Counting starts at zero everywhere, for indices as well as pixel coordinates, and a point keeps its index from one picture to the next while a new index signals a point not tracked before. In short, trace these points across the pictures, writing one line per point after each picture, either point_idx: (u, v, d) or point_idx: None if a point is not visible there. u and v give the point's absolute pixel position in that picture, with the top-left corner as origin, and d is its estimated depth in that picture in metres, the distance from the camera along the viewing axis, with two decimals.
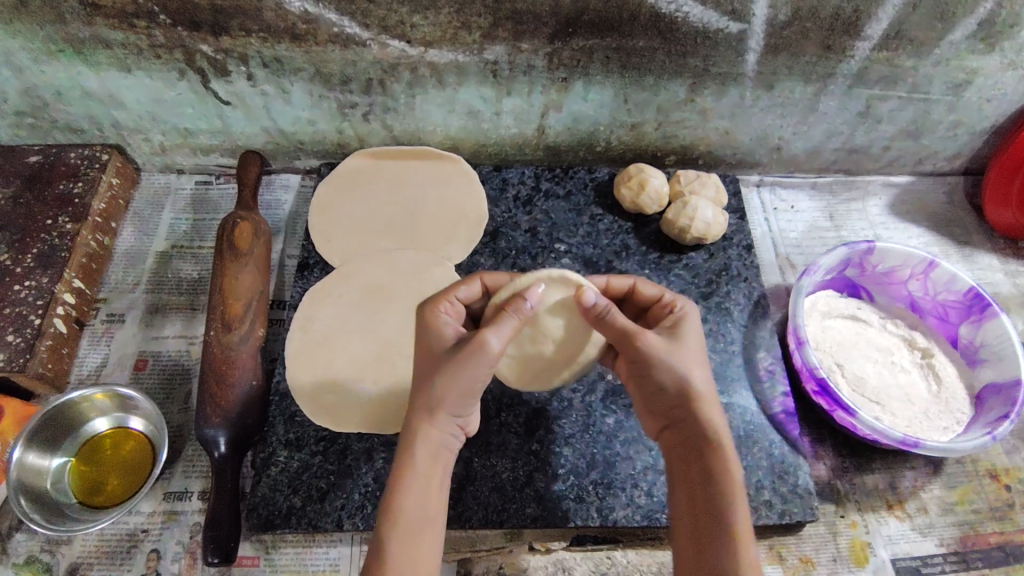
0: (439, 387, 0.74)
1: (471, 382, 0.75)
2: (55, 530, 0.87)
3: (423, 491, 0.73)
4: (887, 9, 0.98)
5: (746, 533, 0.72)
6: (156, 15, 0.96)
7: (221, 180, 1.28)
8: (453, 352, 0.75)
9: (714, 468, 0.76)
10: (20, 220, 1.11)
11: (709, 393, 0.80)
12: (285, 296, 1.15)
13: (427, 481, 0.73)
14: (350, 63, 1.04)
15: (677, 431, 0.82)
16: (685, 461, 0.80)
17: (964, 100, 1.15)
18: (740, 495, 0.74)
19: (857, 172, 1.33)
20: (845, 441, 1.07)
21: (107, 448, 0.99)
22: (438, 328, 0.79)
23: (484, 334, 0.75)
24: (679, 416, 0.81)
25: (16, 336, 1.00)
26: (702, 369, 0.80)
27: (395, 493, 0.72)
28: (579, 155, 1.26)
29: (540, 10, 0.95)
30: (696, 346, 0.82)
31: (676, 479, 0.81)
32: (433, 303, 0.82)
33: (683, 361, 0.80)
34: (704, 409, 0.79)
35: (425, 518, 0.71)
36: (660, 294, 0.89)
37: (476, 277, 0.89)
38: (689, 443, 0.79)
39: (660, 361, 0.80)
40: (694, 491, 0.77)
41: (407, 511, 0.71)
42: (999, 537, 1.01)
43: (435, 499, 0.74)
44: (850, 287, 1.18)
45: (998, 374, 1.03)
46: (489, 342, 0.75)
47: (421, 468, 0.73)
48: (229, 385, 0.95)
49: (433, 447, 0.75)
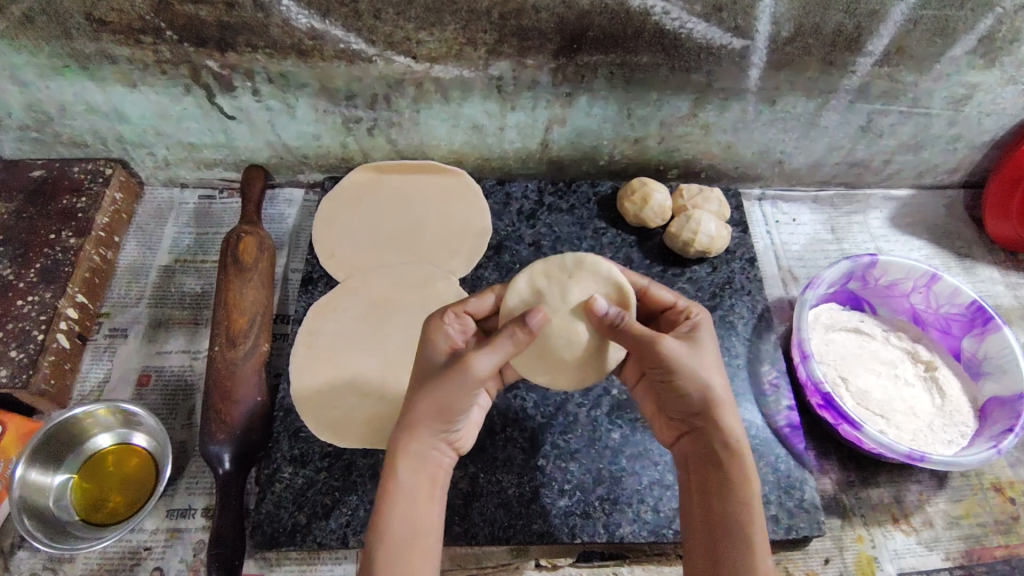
0: (420, 405, 0.75)
1: (454, 401, 0.74)
2: (58, 548, 0.87)
3: (408, 504, 0.73)
4: (889, 26, 0.99)
5: (763, 543, 0.72)
6: (163, 31, 0.97)
7: (225, 194, 1.28)
8: (438, 373, 0.75)
9: (734, 479, 0.76)
10: (23, 234, 1.10)
11: (729, 401, 0.79)
12: (288, 310, 1.15)
13: (414, 496, 0.75)
14: (356, 79, 1.04)
15: (696, 439, 0.81)
16: (702, 469, 0.80)
17: (965, 114, 1.16)
18: (758, 508, 0.74)
19: (858, 186, 1.34)
20: (849, 455, 1.07)
21: (110, 464, 0.98)
22: (435, 346, 0.78)
23: (473, 355, 0.72)
24: (698, 425, 0.81)
25: (19, 352, 1.00)
26: (721, 377, 0.80)
27: (383, 507, 0.72)
28: (582, 169, 1.26)
29: (545, 27, 0.96)
30: (713, 352, 0.82)
31: (693, 486, 0.81)
32: (440, 312, 0.81)
33: (704, 368, 0.79)
34: (725, 421, 0.78)
35: (416, 533, 0.72)
36: (675, 300, 0.89)
37: (489, 290, 0.88)
38: (706, 452, 0.79)
39: (685, 368, 0.78)
40: (711, 501, 0.77)
41: (394, 523, 0.71)
42: (1005, 551, 1.01)
43: (422, 511, 0.74)
44: (852, 300, 1.19)
45: (1002, 387, 1.04)
46: (476, 363, 0.72)
47: (404, 483, 0.74)
48: (234, 401, 0.95)
49: (416, 460, 0.76)
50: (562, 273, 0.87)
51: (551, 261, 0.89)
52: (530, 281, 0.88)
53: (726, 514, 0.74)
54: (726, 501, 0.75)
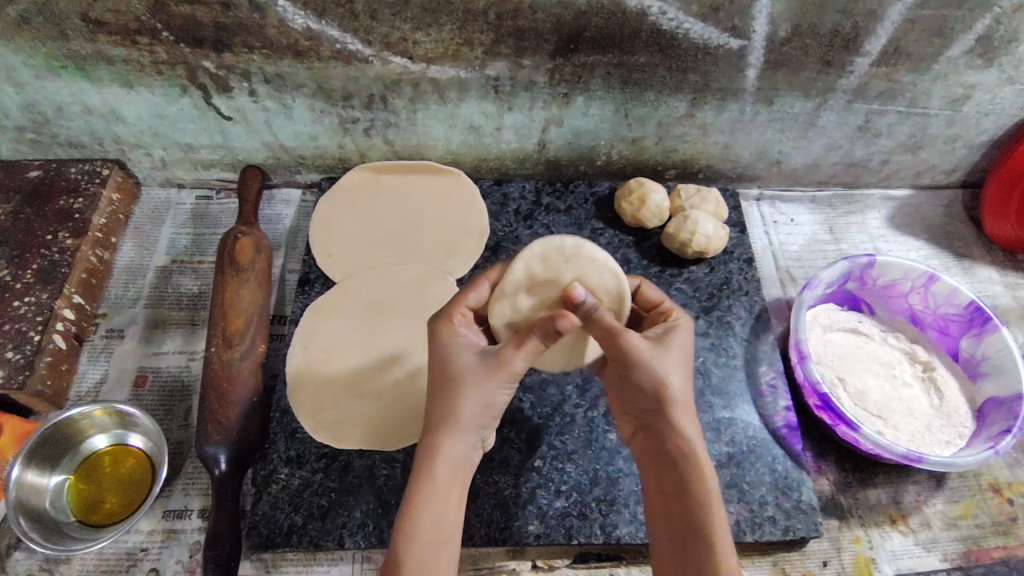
0: (465, 403, 0.76)
1: (494, 399, 0.77)
2: (54, 549, 0.86)
3: (443, 504, 0.73)
4: (886, 26, 0.99)
5: (724, 538, 0.71)
6: (159, 31, 0.97)
7: (222, 195, 1.28)
8: (479, 370, 0.76)
9: (691, 475, 0.76)
10: (19, 235, 1.10)
11: (685, 400, 0.79)
12: (286, 311, 1.15)
13: (447, 497, 0.74)
14: (353, 79, 1.04)
15: (652, 435, 0.81)
16: (659, 466, 0.79)
17: (963, 114, 1.16)
18: (717, 503, 0.74)
19: (857, 186, 1.34)
20: (847, 456, 1.07)
21: (107, 465, 0.98)
22: (454, 344, 0.79)
23: (512, 354, 0.76)
24: (654, 421, 0.81)
25: (15, 353, 1.00)
26: (681, 376, 0.80)
27: (413, 508, 0.72)
28: (580, 169, 1.26)
29: (542, 27, 0.96)
30: (678, 351, 0.81)
31: (653, 482, 0.81)
32: (444, 316, 0.81)
33: (663, 365, 0.79)
34: (683, 418, 0.78)
35: (443, 534, 0.72)
36: (660, 302, 0.90)
37: (483, 277, 0.86)
38: (662, 448, 0.79)
39: (643, 364, 0.78)
40: (671, 497, 0.77)
41: (424, 525, 0.71)
42: (1003, 552, 1.01)
43: (451, 512, 0.74)
44: (850, 301, 1.19)
45: (1001, 387, 1.03)
46: (514, 361, 0.76)
47: (439, 483, 0.74)
48: (230, 402, 0.95)
49: (457, 462, 0.75)
50: (563, 258, 0.84)
51: (552, 245, 0.85)
52: (527, 268, 0.85)
53: (684, 511, 0.74)
54: (685, 498, 0.75)
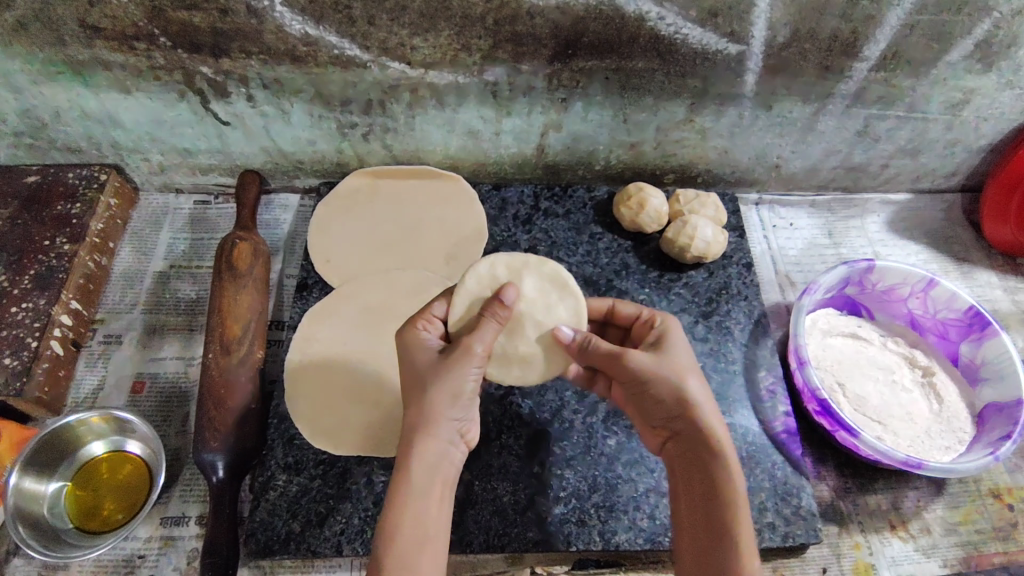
0: (431, 398, 0.74)
1: (461, 391, 0.75)
2: (52, 556, 0.86)
3: (421, 502, 0.70)
4: (885, 31, 0.98)
5: (749, 543, 0.70)
6: (157, 37, 0.96)
7: (220, 201, 1.29)
8: (440, 363, 0.76)
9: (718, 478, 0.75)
10: (17, 241, 1.10)
11: (706, 403, 0.78)
12: (283, 317, 1.15)
13: (426, 497, 0.71)
14: (350, 84, 1.04)
15: (679, 444, 0.80)
16: (685, 474, 0.79)
17: (962, 119, 1.16)
18: (743, 508, 0.73)
19: (856, 191, 1.34)
20: (846, 461, 1.07)
21: (104, 471, 0.98)
22: (415, 343, 0.79)
23: (470, 340, 0.76)
24: (677, 429, 0.80)
25: (13, 360, 1.00)
26: (697, 379, 0.79)
27: (391, 510, 0.69)
28: (578, 174, 1.26)
29: (540, 33, 0.96)
30: (685, 356, 0.81)
31: (678, 490, 0.80)
32: (411, 322, 0.82)
33: (677, 370, 0.79)
34: (703, 422, 0.77)
35: (423, 534, 0.68)
36: (639, 313, 0.90)
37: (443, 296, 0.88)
38: (690, 453, 0.78)
39: (657, 375, 0.78)
40: (698, 503, 0.75)
41: (403, 527, 0.68)
42: (1003, 558, 1.00)
43: (433, 512, 0.70)
44: (850, 305, 1.18)
45: (1001, 393, 1.03)
46: (473, 347, 0.76)
47: (416, 484, 0.71)
48: (228, 408, 0.94)
49: (431, 460, 0.72)
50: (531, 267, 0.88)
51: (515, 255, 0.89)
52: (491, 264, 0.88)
53: (712, 515, 0.73)
54: (709, 502, 0.74)
